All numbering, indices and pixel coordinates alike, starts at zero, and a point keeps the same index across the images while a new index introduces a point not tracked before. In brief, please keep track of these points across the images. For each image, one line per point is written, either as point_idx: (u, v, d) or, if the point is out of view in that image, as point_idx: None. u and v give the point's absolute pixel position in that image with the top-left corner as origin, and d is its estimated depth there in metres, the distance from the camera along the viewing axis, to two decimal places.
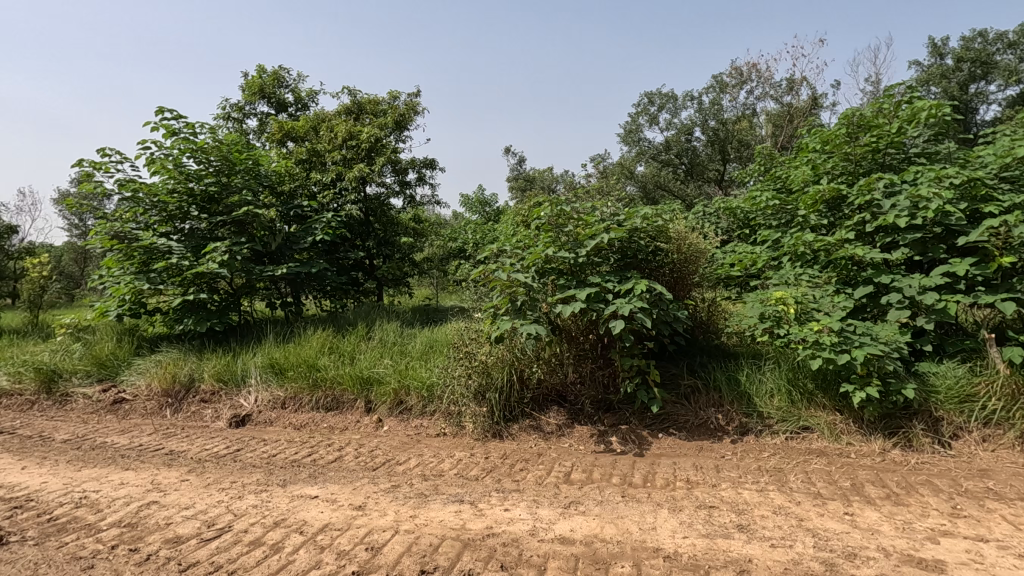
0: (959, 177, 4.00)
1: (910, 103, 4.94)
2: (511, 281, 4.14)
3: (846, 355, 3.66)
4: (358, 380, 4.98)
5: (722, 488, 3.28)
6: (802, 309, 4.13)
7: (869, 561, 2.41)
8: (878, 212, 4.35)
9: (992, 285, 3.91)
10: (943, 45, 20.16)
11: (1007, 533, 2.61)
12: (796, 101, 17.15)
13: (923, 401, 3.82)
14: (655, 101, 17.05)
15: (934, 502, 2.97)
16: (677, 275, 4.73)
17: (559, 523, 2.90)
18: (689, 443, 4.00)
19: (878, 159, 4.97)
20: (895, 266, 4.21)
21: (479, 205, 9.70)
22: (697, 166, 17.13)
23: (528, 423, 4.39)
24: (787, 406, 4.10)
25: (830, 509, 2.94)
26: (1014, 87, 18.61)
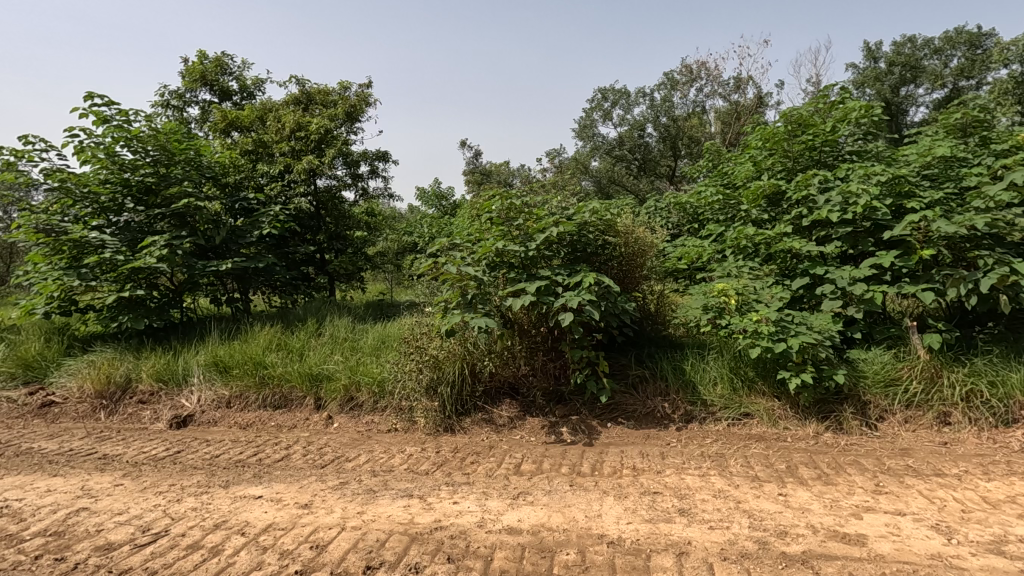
0: (885, 175, 4.24)
1: (843, 103, 5.19)
2: (462, 274, 4.14)
3: (782, 344, 3.84)
4: (307, 377, 4.87)
5: (666, 474, 3.39)
6: (742, 300, 4.30)
7: (798, 538, 2.55)
8: (813, 207, 4.56)
9: (914, 277, 4.17)
10: (876, 48, 21.16)
11: (923, 507, 2.80)
12: (743, 99, 17.72)
13: (852, 386, 4.05)
14: (609, 96, 17.27)
15: (860, 480, 3.16)
16: (626, 268, 4.83)
17: (507, 513, 2.93)
18: (637, 432, 4.11)
19: (815, 156, 5.20)
20: (829, 258, 4.45)
21: (435, 199, 9.59)
22: (649, 161, 17.49)
23: (481, 416, 4.41)
24: (729, 393, 4.26)
25: (765, 491, 3.08)
26: (940, 90, 19.81)
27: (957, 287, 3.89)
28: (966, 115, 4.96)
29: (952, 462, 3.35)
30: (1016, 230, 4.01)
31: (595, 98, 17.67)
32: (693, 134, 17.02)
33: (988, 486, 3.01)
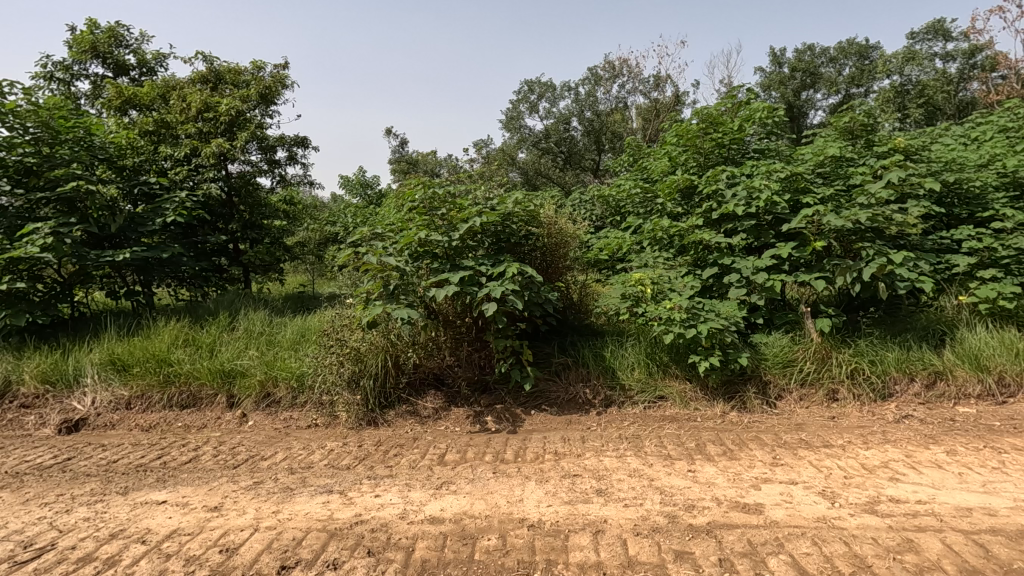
0: (784, 172, 4.59)
1: (749, 104, 5.54)
2: (383, 264, 4.06)
3: (693, 329, 4.07)
4: (219, 374, 4.60)
5: (586, 457, 3.51)
6: (658, 289, 4.52)
7: (704, 510, 2.73)
8: (721, 201, 4.85)
9: (808, 267, 4.55)
10: (781, 54, 22.72)
11: (812, 475, 3.08)
12: (662, 97, 18.47)
13: (755, 367, 4.37)
14: (535, 89, 17.43)
15: (759, 454, 3.42)
16: (549, 259, 4.92)
17: (430, 503, 2.93)
18: (559, 418, 4.22)
19: (723, 154, 5.53)
20: (735, 249, 4.75)
21: (359, 187, 9.30)
22: (574, 154, 17.88)
23: (405, 408, 4.36)
24: (645, 377, 4.47)
25: (676, 468, 3.27)
26: (834, 96, 21.58)
27: (843, 276, 4.28)
28: (853, 119, 5.44)
29: (838, 434, 3.70)
30: (893, 224, 4.46)
31: (521, 90, 17.79)
32: (615, 130, 17.55)
33: (866, 454, 3.35)
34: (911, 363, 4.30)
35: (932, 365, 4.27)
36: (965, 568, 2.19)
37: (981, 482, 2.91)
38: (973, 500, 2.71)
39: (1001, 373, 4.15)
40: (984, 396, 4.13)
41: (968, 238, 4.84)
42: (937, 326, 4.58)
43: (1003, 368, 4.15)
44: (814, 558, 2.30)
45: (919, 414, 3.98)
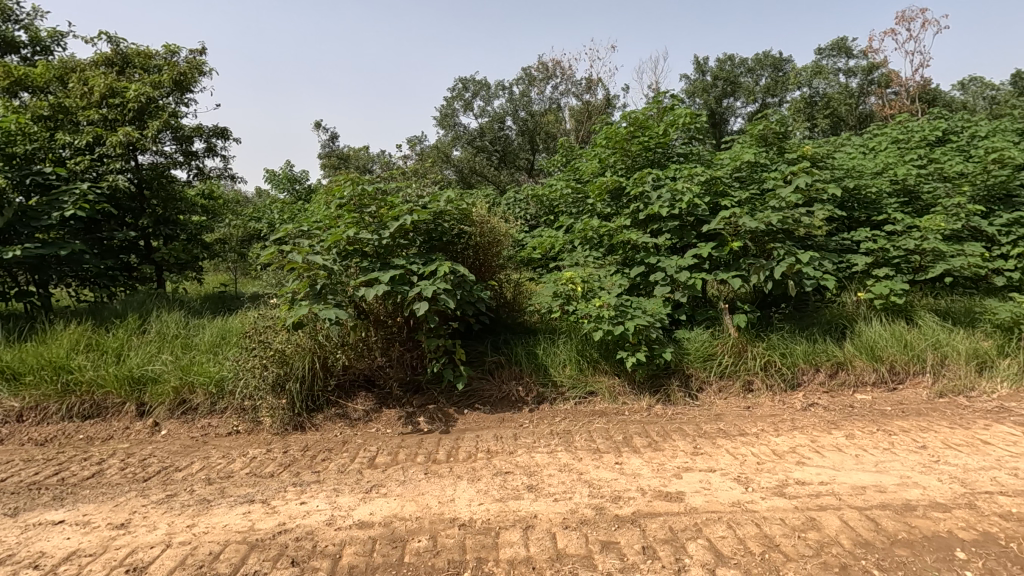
0: (704, 176, 4.84)
1: (673, 110, 5.78)
2: (309, 263, 3.92)
3: (621, 326, 4.21)
4: (127, 381, 4.28)
5: (518, 454, 3.55)
6: (588, 287, 4.63)
7: (629, 501, 2.83)
8: (647, 202, 5.04)
9: (726, 266, 4.81)
10: (704, 63, 23.88)
11: (729, 462, 3.27)
12: (594, 99, 18.94)
13: (678, 362, 4.59)
14: (469, 87, 17.39)
15: (682, 444, 3.59)
16: (482, 258, 4.93)
17: (359, 508, 2.86)
18: (492, 416, 4.24)
19: (649, 156, 5.74)
20: (661, 249, 4.95)
21: (286, 182, 8.91)
22: (509, 153, 17.98)
23: (334, 411, 4.24)
24: (576, 374, 4.57)
25: (604, 461, 3.37)
26: (752, 105, 22.95)
27: (757, 274, 4.56)
28: (768, 127, 5.79)
29: (752, 423, 3.95)
30: (800, 226, 4.80)
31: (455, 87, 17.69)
32: (549, 130, 17.82)
33: (777, 441, 3.59)
34: (817, 354, 4.65)
35: (835, 356, 4.63)
36: (859, 541, 2.40)
37: (874, 462, 3.20)
38: (868, 478, 2.97)
39: (893, 363, 4.57)
40: (878, 383, 4.53)
41: (866, 240, 5.29)
42: (839, 320, 4.97)
43: (894, 357, 4.57)
44: (728, 540, 2.45)
45: (823, 401, 4.32)
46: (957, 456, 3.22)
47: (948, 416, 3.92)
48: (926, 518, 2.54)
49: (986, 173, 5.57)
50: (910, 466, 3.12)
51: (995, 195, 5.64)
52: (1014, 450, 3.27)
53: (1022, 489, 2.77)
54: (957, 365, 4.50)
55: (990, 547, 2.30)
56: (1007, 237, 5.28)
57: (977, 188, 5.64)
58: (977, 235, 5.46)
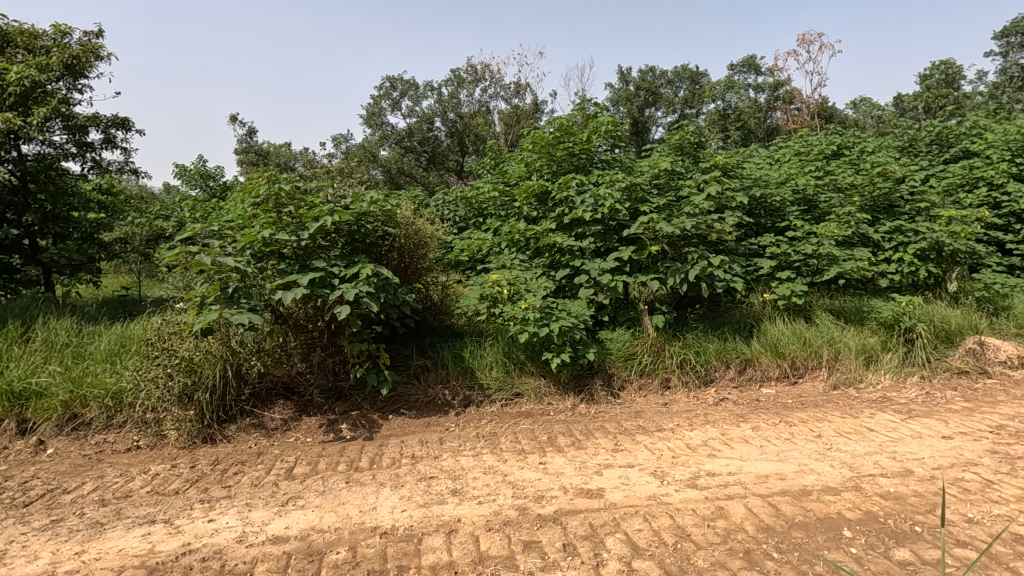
0: (624, 183, 5.05)
1: (596, 117, 5.97)
2: (220, 266, 3.69)
3: (546, 328, 4.29)
4: (6, 396, 3.85)
5: (443, 458, 3.52)
6: (514, 289, 4.68)
7: (552, 500, 2.88)
8: (572, 207, 5.17)
9: (646, 268, 5.02)
10: (627, 72, 24.77)
11: (646, 457, 3.41)
12: (523, 104, 19.20)
13: (601, 361, 4.73)
14: (397, 86, 17.10)
15: (603, 442, 3.70)
16: (407, 260, 4.87)
17: (274, 522, 2.73)
18: (418, 420, 4.18)
19: (574, 162, 5.89)
20: (585, 252, 5.09)
21: (199, 178, 8.34)
22: (438, 154, 17.85)
23: (249, 421, 4.01)
24: (503, 376, 4.60)
25: (529, 461, 3.42)
26: (671, 115, 24.13)
27: (674, 277, 4.78)
28: (684, 137, 6.09)
29: (669, 419, 4.13)
30: (713, 232, 5.09)
31: (383, 85, 17.34)
32: (479, 132, 17.91)
33: (691, 435, 3.79)
34: (727, 352, 4.94)
35: (743, 353, 4.95)
36: (761, 526, 2.57)
37: (776, 451, 3.44)
38: (770, 467, 3.19)
39: (794, 358, 4.94)
40: (781, 378, 4.89)
41: (770, 245, 5.69)
42: (747, 319, 5.32)
43: (795, 353, 4.94)
44: (645, 533, 2.55)
45: (733, 396, 4.60)
46: (846, 443, 3.53)
47: (839, 407, 4.29)
48: (819, 501, 2.77)
49: (872, 185, 6.16)
50: (807, 453, 3.38)
51: (879, 205, 6.25)
52: (894, 435, 3.63)
53: (899, 470, 3.08)
54: (848, 359, 4.93)
55: (871, 524, 2.54)
56: (890, 243, 5.85)
57: (864, 198, 6.22)
58: (865, 241, 6.01)
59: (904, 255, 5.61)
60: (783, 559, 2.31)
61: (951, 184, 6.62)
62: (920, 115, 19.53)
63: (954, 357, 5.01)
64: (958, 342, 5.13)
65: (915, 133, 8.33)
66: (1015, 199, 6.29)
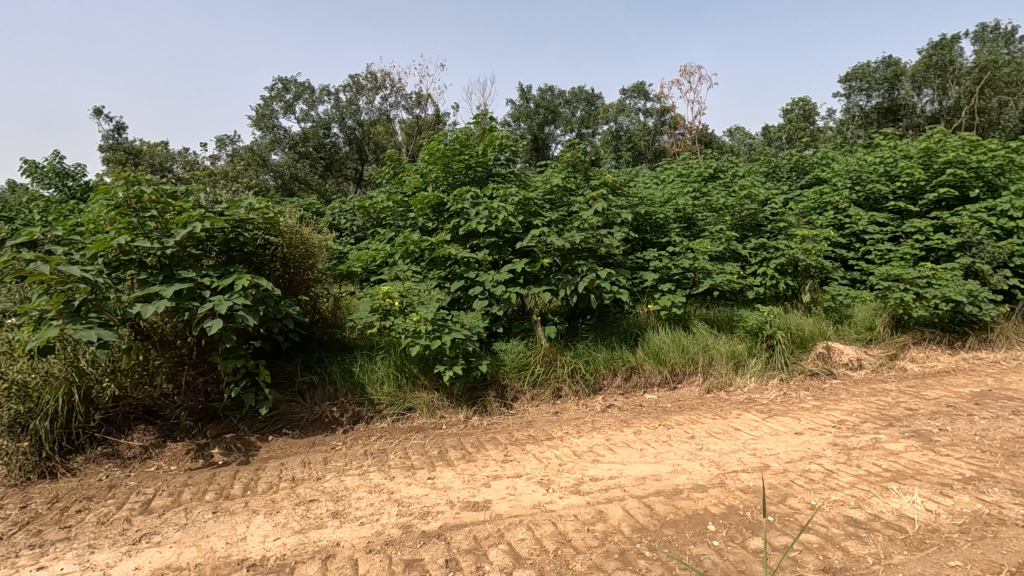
0: (518, 197, 5.18)
1: (493, 132, 6.06)
2: (64, 275, 3.27)
3: (438, 341, 4.24)
4: None
5: (326, 479, 3.34)
6: (406, 301, 4.60)
7: (437, 515, 2.83)
8: (466, 219, 5.20)
9: (539, 280, 5.15)
10: (528, 90, 25.56)
11: (534, 467, 3.47)
12: (424, 114, 19.12)
13: (494, 373, 4.76)
14: (291, 88, 16.33)
15: (493, 453, 3.72)
16: (292, 271, 4.62)
17: (121, 564, 2.43)
18: (301, 441, 3.95)
19: (470, 175, 5.92)
20: (480, 264, 5.11)
21: (54, 176, 7.38)
22: (335, 162, 17.24)
23: (100, 451, 3.56)
24: (394, 391, 4.48)
25: (417, 477, 3.35)
26: (570, 134, 25.16)
27: (565, 289, 4.95)
28: (576, 155, 6.35)
29: (558, 427, 4.24)
30: (602, 246, 5.33)
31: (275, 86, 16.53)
32: (378, 140, 17.80)
33: (578, 442, 3.90)
34: (615, 360, 5.17)
35: (629, 361, 5.21)
36: (636, 526, 2.70)
37: (654, 454, 3.64)
38: (648, 470, 3.37)
39: (673, 365, 5.28)
40: (662, 384, 5.20)
41: (654, 259, 6.06)
42: (633, 329, 5.61)
43: (674, 360, 5.28)
44: (527, 542, 2.58)
45: (619, 402, 4.82)
46: (715, 442, 3.82)
47: (711, 409, 4.63)
48: (689, 499, 2.96)
49: (741, 206, 6.79)
50: (680, 454, 3.61)
51: (748, 224, 6.88)
52: (756, 434, 3.98)
53: (758, 465, 3.38)
54: (720, 365, 5.36)
55: (731, 517, 2.75)
56: (756, 258, 6.46)
57: (734, 218, 6.83)
58: (735, 256, 6.60)
59: (767, 270, 6.22)
60: (654, 557, 2.44)
61: (805, 207, 7.46)
62: (783, 145, 21.93)
63: (807, 360, 5.62)
64: (810, 347, 5.77)
65: (778, 160, 9.31)
66: (855, 221, 7.21)
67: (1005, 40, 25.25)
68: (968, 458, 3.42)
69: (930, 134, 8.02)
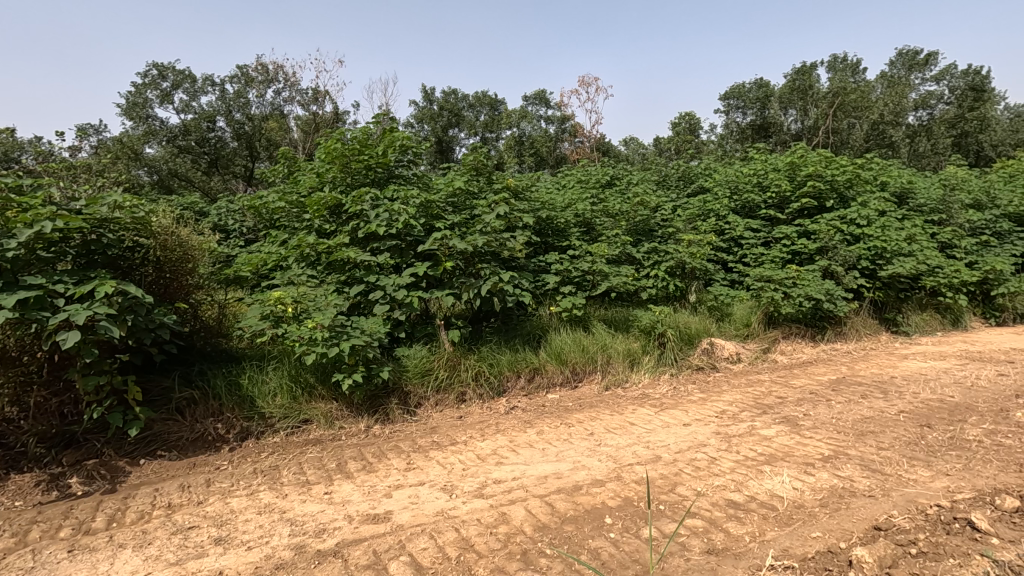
0: (419, 199, 5.09)
1: (393, 132, 5.90)
2: None
3: (336, 348, 4.05)
4: None
5: (209, 503, 3.07)
6: (300, 307, 4.36)
7: (334, 532, 2.69)
8: (366, 221, 5.03)
9: (442, 283, 5.09)
10: (432, 92, 25.36)
11: (438, 473, 3.42)
12: (321, 111, 18.33)
13: (397, 379, 4.64)
14: (168, 76, 14.95)
15: (396, 462, 3.62)
16: (168, 276, 4.20)
17: None
18: (180, 462, 3.60)
19: (370, 175, 5.72)
20: (381, 268, 4.96)
21: None
22: (221, 158, 16.11)
23: None
24: (288, 402, 4.22)
25: (313, 493, 3.17)
26: (473, 137, 25.31)
27: (468, 292, 4.93)
28: (479, 158, 6.35)
29: (463, 431, 4.22)
30: (505, 249, 5.38)
31: (149, 73, 15.04)
32: (271, 137, 16.83)
33: (481, 445, 3.90)
34: (518, 362, 5.25)
35: (533, 362, 5.30)
36: (538, 525, 2.74)
37: (555, 452, 3.73)
38: (550, 468, 3.44)
39: (575, 365, 5.45)
40: (564, 384, 5.35)
41: (555, 262, 6.23)
42: (537, 331, 5.72)
43: (575, 360, 5.45)
44: (429, 550, 2.52)
45: (522, 404, 4.89)
46: (613, 438, 3.99)
47: (610, 406, 4.84)
48: (588, 495, 3.06)
49: (635, 212, 7.17)
50: (580, 451, 3.73)
51: (641, 229, 7.28)
52: (649, 427, 4.21)
53: (651, 457, 3.57)
54: (618, 364, 5.61)
55: (627, 509, 2.88)
56: (649, 261, 6.85)
57: (629, 224, 7.20)
58: (630, 259, 6.96)
59: (659, 272, 6.61)
60: (554, 554, 2.48)
61: (692, 214, 8.04)
62: (671, 156, 23.60)
63: (694, 356, 6.05)
64: (696, 343, 6.21)
65: (667, 169, 9.96)
66: (733, 228, 7.89)
67: (852, 71, 28.88)
68: (826, 439, 3.85)
69: (795, 149, 8.94)
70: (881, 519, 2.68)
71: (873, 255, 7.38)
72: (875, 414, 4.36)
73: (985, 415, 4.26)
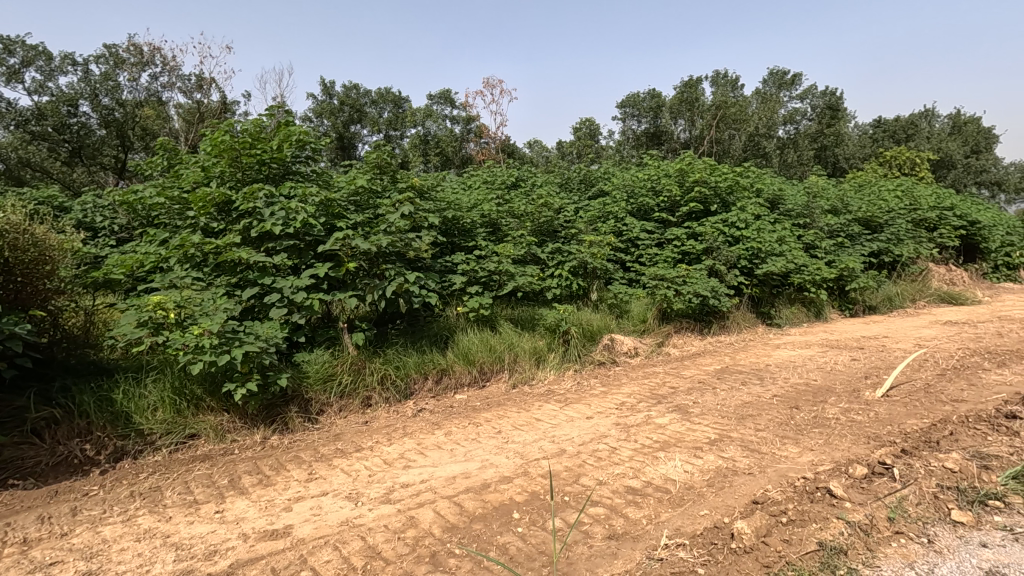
0: (319, 197, 4.86)
1: (289, 125, 5.58)
2: None
3: (226, 356, 3.76)
4: None
5: (76, 534, 2.74)
6: (184, 313, 3.99)
7: (227, 552, 2.51)
8: (260, 219, 4.72)
9: (344, 284, 4.91)
10: (331, 86, 24.34)
11: (342, 481, 3.29)
12: (207, 100, 16.95)
13: (296, 387, 4.41)
14: (16, 51, 13.10)
15: (296, 473, 3.44)
16: (19, 280, 3.68)
17: None
18: (39, 491, 3.18)
19: (263, 171, 5.38)
20: (277, 269, 4.69)
21: None
22: (85, 148, 14.39)
23: None
24: (171, 417, 3.87)
25: (202, 513, 2.93)
26: (376, 134, 24.60)
27: (372, 293, 4.78)
28: (382, 156, 6.18)
29: (368, 437, 4.10)
30: (410, 249, 5.28)
31: None
32: (147, 126, 15.23)
33: (388, 450, 3.82)
34: (425, 364, 5.18)
35: (440, 364, 5.25)
36: (446, 526, 2.73)
37: (463, 452, 3.73)
38: (458, 469, 3.44)
39: (482, 364, 5.48)
40: (472, 383, 5.37)
41: (461, 262, 6.21)
42: (443, 331, 5.69)
43: (483, 360, 5.48)
44: (333, 563, 2.43)
45: (430, 405, 4.85)
46: (519, 435, 4.06)
47: (516, 403, 4.93)
48: (496, 492, 3.10)
49: (539, 213, 7.35)
50: (488, 450, 3.76)
51: (545, 230, 7.47)
52: (554, 422, 4.34)
53: (556, 451, 3.68)
54: (525, 362, 5.72)
55: (533, 503, 2.96)
56: (554, 261, 7.05)
57: (534, 224, 7.36)
58: (536, 260, 7.11)
59: (563, 271, 6.82)
60: (463, 554, 2.48)
61: (593, 216, 8.38)
62: (574, 160, 24.46)
63: (595, 352, 6.32)
64: (598, 339, 6.49)
65: (570, 172, 10.31)
66: (630, 229, 8.33)
67: (732, 86, 31.59)
68: (713, 424, 4.19)
69: (684, 157, 9.60)
70: (759, 493, 2.96)
71: (750, 255, 8.13)
72: (753, 399, 4.82)
73: (841, 395, 4.85)
